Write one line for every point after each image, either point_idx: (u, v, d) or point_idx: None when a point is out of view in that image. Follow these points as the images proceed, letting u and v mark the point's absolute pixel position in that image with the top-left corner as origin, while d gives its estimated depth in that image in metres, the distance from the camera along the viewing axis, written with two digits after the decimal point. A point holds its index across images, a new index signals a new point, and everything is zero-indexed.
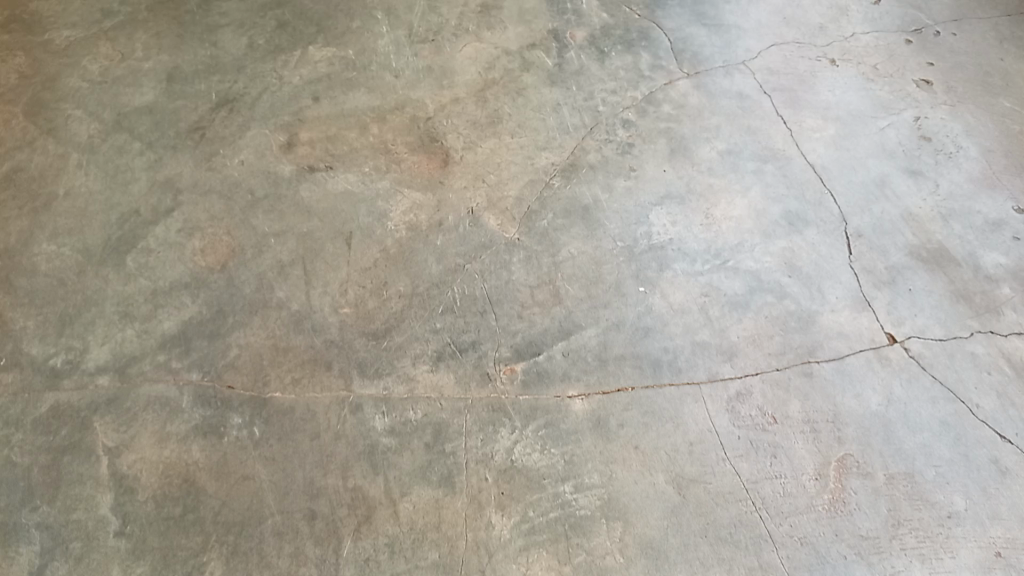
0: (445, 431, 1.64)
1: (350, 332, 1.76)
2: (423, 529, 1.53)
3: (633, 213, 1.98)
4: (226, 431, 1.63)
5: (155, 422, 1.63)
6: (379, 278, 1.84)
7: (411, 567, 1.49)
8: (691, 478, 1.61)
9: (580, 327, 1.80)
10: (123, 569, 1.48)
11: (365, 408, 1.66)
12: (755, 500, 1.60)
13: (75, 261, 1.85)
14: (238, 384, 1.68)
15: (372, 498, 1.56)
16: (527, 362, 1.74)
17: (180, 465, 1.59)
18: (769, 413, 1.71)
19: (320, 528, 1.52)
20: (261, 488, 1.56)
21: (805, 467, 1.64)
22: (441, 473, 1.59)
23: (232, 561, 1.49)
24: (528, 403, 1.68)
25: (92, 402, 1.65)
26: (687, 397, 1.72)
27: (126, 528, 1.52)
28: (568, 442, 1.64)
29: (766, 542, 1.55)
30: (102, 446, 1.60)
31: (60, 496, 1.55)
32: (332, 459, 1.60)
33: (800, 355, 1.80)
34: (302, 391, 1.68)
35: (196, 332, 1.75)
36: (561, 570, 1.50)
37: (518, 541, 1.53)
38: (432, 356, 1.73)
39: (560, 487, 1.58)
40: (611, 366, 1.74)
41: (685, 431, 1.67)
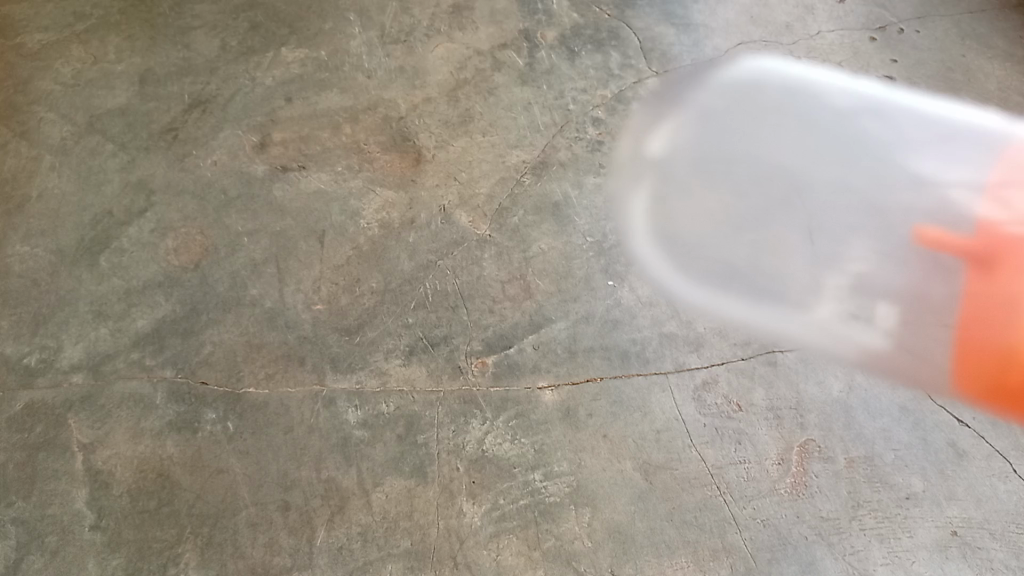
0: (417, 424, 1.66)
1: (324, 328, 1.78)
2: (396, 518, 1.57)
3: (603, 209, 2.02)
4: (200, 426, 1.65)
5: (130, 418, 1.66)
6: (352, 275, 1.87)
7: (384, 554, 1.54)
8: (658, 464, 1.66)
9: (551, 321, 1.83)
10: (99, 562, 1.52)
11: (339, 401, 1.69)
12: (719, 484, 1.65)
13: (48, 261, 1.87)
14: (213, 380, 1.70)
15: (346, 489, 1.59)
16: (497, 355, 1.77)
17: (154, 459, 1.61)
18: (735, 400, 1.75)
19: (294, 518, 1.56)
20: (236, 481, 1.60)
21: (768, 451, 1.69)
22: (414, 464, 1.62)
23: (208, 552, 1.53)
24: (499, 395, 1.71)
25: (67, 399, 1.67)
26: (654, 386, 1.75)
27: (102, 522, 1.56)
28: (539, 432, 1.67)
29: (729, 524, 1.61)
30: (77, 442, 1.63)
31: (35, 491, 1.58)
32: (306, 452, 1.63)
33: (765, 344, 1.84)
34: (276, 386, 1.70)
35: (170, 330, 1.77)
36: (531, 555, 1.55)
37: (488, 528, 1.57)
38: (404, 351, 1.76)
39: (530, 476, 1.62)
40: (580, 358, 1.78)
41: (652, 419, 1.71)
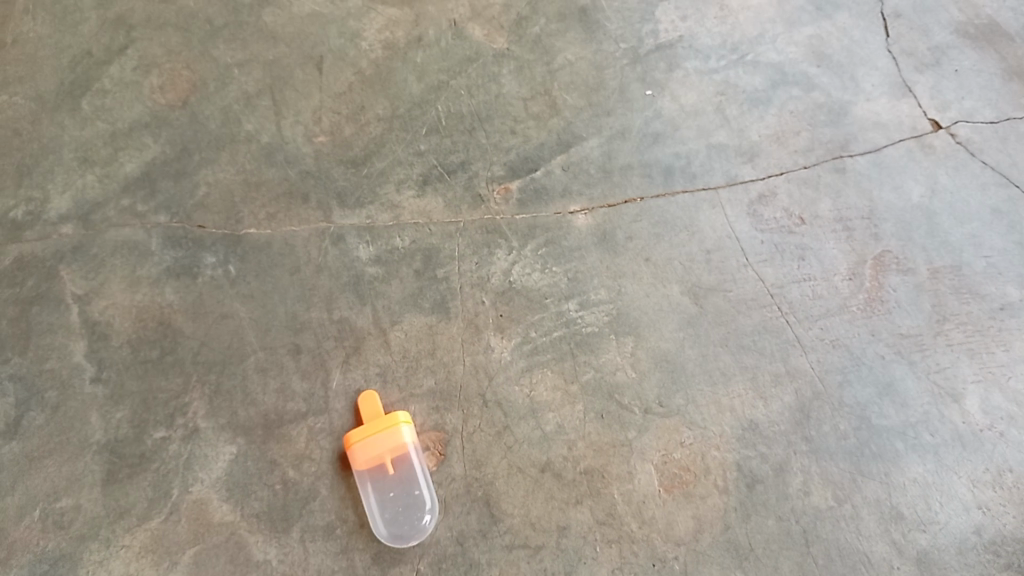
0: (436, 257, 1.48)
1: (327, 161, 1.60)
2: (418, 356, 1.40)
3: (638, 10, 1.73)
4: (200, 271, 1.49)
5: (125, 267, 1.50)
6: (354, 103, 1.66)
7: (407, 396, 1.37)
8: (709, 287, 1.45)
9: (581, 139, 1.60)
10: (103, 416, 1.36)
11: (348, 238, 1.51)
12: (782, 306, 1.43)
13: (29, 109, 1.66)
14: (211, 223, 1.54)
15: (361, 328, 1.42)
16: (522, 180, 1.56)
17: (153, 308, 1.46)
18: (796, 213, 1.51)
19: (307, 361, 1.40)
20: (241, 326, 1.44)
21: (837, 266, 1.47)
22: (435, 299, 1.45)
23: (216, 400, 1.37)
24: (526, 223, 1.51)
25: (58, 251, 1.52)
26: (703, 203, 1.52)
27: (103, 374, 1.40)
28: (572, 259, 1.48)
29: (794, 347, 1.40)
30: (71, 294, 1.47)
31: (31, 346, 1.42)
32: (315, 292, 1.46)
33: (830, 151, 1.57)
34: (278, 226, 1.52)
35: (161, 173, 1.60)
36: (568, 390, 1.38)
37: (520, 363, 1.39)
38: (418, 181, 1.57)
39: (564, 306, 1.44)
40: (617, 177, 1.55)
41: (701, 239, 1.49)
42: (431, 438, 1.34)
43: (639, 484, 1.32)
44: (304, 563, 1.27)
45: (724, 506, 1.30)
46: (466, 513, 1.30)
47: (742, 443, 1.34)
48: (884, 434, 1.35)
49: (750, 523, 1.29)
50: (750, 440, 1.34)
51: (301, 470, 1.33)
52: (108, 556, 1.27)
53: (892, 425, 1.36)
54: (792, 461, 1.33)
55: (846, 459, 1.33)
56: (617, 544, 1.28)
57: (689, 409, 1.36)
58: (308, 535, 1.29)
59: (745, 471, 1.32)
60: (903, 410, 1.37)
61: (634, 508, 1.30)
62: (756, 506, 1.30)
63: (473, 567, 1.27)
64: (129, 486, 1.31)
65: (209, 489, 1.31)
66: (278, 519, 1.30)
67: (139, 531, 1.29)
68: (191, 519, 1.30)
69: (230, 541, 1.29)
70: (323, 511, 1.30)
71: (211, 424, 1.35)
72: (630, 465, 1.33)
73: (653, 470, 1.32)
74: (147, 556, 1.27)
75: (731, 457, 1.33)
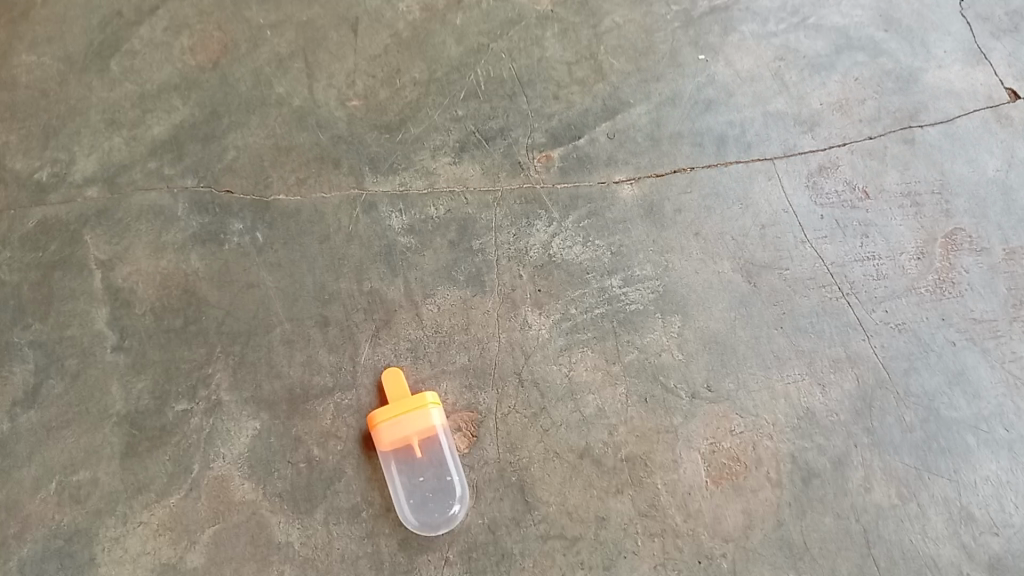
0: (472, 227, 1.40)
1: (361, 126, 1.48)
2: (451, 331, 1.33)
3: None
4: (226, 239, 1.41)
5: (150, 233, 1.42)
6: (390, 65, 1.52)
7: (438, 372, 1.30)
8: (763, 265, 1.35)
9: (628, 105, 1.48)
10: (123, 386, 1.31)
11: (380, 206, 1.42)
12: (842, 286, 1.33)
13: (56, 70, 1.53)
14: (239, 188, 1.45)
15: (392, 301, 1.35)
16: (565, 148, 1.45)
17: (177, 276, 1.39)
18: (860, 186, 1.41)
19: (335, 334, 1.33)
20: (268, 296, 1.37)
21: (904, 245, 1.36)
22: (469, 272, 1.37)
23: (240, 373, 1.31)
24: (568, 192, 1.42)
25: (82, 215, 1.43)
26: (758, 175, 1.42)
27: (125, 343, 1.34)
28: (615, 232, 1.38)
29: (855, 330, 1.30)
30: (94, 260, 1.40)
31: (52, 312, 1.37)
32: (345, 262, 1.38)
33: (898, 120, 1.45)
34: (308, 192, 1.44)
35: (189, 137, 1.49)
36: (610, 370, 1.29)
37: (559, 341, 1.31)
38: (454, 148, 1.46)
39: (607, 282, 1.35)
40: (665, 146, 1.44)
41: (755, 213, 1.39)
42: (462, 419, 1.27)
43: (684, 474, 1.23)
44: (327, 547, 1.22)
45: (777, 500, 1.22)
46: (498, 499, 1.23)
47: (797, 433, 1.24)
48: (954, 427, 1.25)
49: (805, 519, 1.21)
50: (806, 429, 1.25)
51: (327, 448, 1.26)
52: (124, 533, 1.23)
53: (963, 418, 1.26)
54: (852, 454, 1.24)
55: (911, 454, 1.24)
56: (660, 538, 1.21)
57: (739, 395, 1.27)
58: (333, 517, 1.23)
59: (800, 463, 1.23)
60: (975, 402, 1.27)
61: (679, 500, 1.22)
62: (812, 502, 1.22)
63: (505, 557, 1.21)
64: (148, 460, 1.26)
65: (230, 466, 1.26)
66: (301, 499, 1.24)
67: (157, 507, 1.24)
68: (211, 496, 1.24)
69: (251, 520, 1.23)
70: (349, 492, 1.24)
71: (234, 397, 1.29)
72: (675, 453, 1.24)
73: (700, 460, 1.24)
74: (165, 534, 1.23)
75: (785, 447, 1.24)
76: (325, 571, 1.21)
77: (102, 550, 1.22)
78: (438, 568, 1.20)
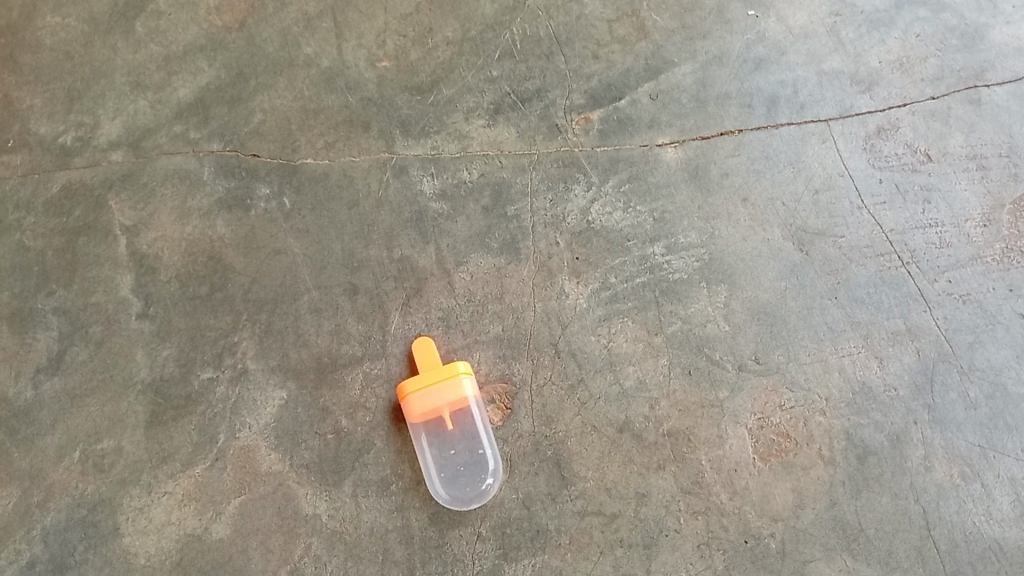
0: (507, 192, 1.33)
1: (391, 88, 1.40)
2: (484, 300, 1.27)
3: None
4: (253, 204, 1.34)
5: (175, 199, 1.34)
6: (423, 24, 1.43)
7: (471, 342, 1.25)
8: (816, 232, 1.28)
9: (673, 64, 1.39)
10: (148, 353, 1.26)
11: (411, 170, 1.35)
12: (902, 255, 1.26)
13: (80, 31, 1.41)
14: (265, 152, 1.37)
15: (423, 269, 1.30)
16: (605, 110, 1.37)
17: (203, 242, 1.32)
18: (921, 149, 1.33)
19: (363, 303, 1.28)
20: (296, 263, 1.31)
21: (969, 212, 1.29)
22: (504, 239, 1.31)
23: (266, 341, 1.26)
24: (608, 156, 1.35)
25: (106, 180, 1.34)
26: (812, 137, 1.34)
27: (149, 310, 1.28)
28: (659, 197, 1.32)
29: (916, 302, 1.24)
30: (118, 226, 1.32)
31: (76, 279, 1.30)
32: (375, 229, 1.32)
33: (963, 80, 1.37)
34: (337, 156, 1.36)
35: (215, 99, 1.39)
36: (651, 342, 1.23)
37: (598, 311, 1.25)
38: (489, 110, 1.38)
39: (648, 250, 1.28)
40: (712, 108, 1.37)
41: (808, 177, 1.32)
42: (496, 390, 1.21)
43: (730, 450, 1.18)
44: (356, 520, 1.17)
45: (830, 479, 1.16)
46: (533, 473, 1.18)
47: (852, 409, 1.19)
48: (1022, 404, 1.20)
49: (860, 499, 1.16)
50: (862, 405, 1.19)
51: (355, 419, 1.22)
52: (149, 503, 1.19)
53: None
54: (911, 432, 1.18)
55: (975, 431, 1.18)
56: (705, 516, 1.15)
57: (790, 368, 1.20)
58: (361, 490, 1.18)
59: (855, 440, 1.18)
60: None
61: (725, 477, 1.17)
62: (868, 481, 1.16)
63: (540, 533, 1.16)
64: (173, 429, 1.22)
65: (256, 436, 1.22)
66: (329, 471, 1.19)
67: (182, 477, 1.20)
68: (238, 467, 1.20)
69: (277, 492, 1.19)
70: (378, 465, 1.19)
71: (261, 366, 1.25)
72: (720, 428, 1.18)
73: (747, 436, 1.18)
74: (190, 504, 1.19)
75: (839, 424, 1.18)
76: (353, 544, 1.17)
77: (127, 520, 1.19)
78: (470, 543, 1.16)
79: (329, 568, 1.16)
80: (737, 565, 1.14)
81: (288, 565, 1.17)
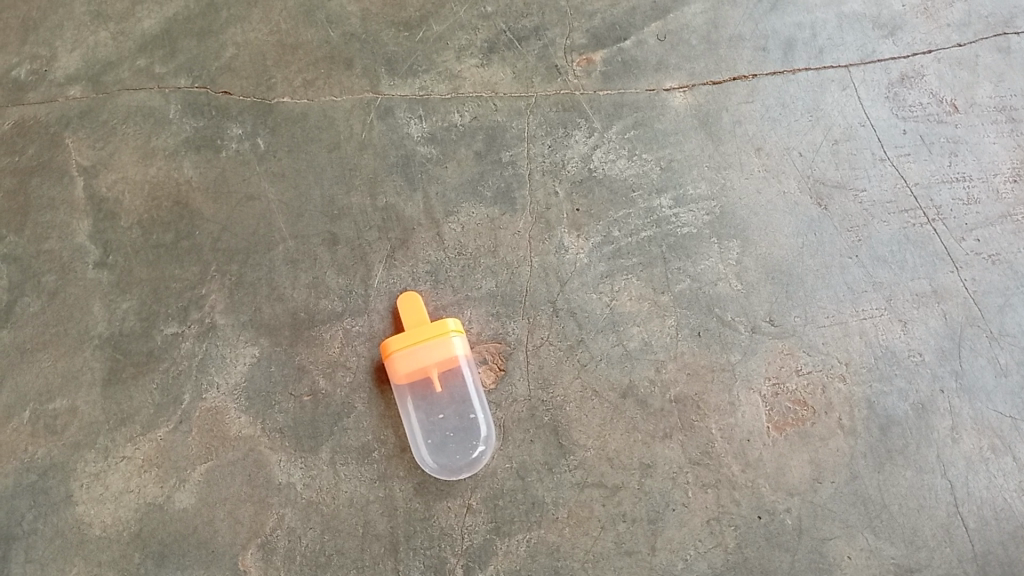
0: (502, 137, 1.22)
1: (376, 22, 1.27)
2: (476, 253, 1.16)
3: None
4: (224, 145, 1.21)
5: (139, 138, 1.21)
6: None
7: (462, 298, 1.15)
8: (835, 185, 1.19)
9: (682, 3, 1.27)
10: (106, 306, 1.15)
11: (397, 112, 1.23)
12: (927, 211, 1.18)
13: None
14: (237, 89, 1.23)
15: (410, 218, 1.18)
16: (608, 51, 1.26)
17: (169, 185, 1.20)
18: (947, 99, 1.23)
19: (344, 255, 1.17)
20: (270, 210, 1.19)
21: (998, 166, 1.20)
22: (498, 188, 1.19)
23: (237, 295, 1.15)
24: (611, 100, 1.23)
25: (63, 116, 1.21)
26: (831, 83, 1.24)
27: (109, 259, 1.16)
28: (667, 144, 1.21)
29: (943, 261, 1.15)
30: (76, 166, 1.20)
31: (28, 223, 1.17)
32: (356, 174, 1.21)
33: (990, 26, 1.27)
34: (316, 96, 1.24)
35: (183, 31, 1.25)
36: (657, 300, 1.14)
37: (600, 267, 1.15)
38: (483, 49, 1.26)
39: (655, 202, 1.18)
40: (724, 50, 1.25)
41: (827, 126, 1.22)
42: (488, 350, 1.12)
43: (742, 419, 1.09)
44: (334, 490, 1.08)
45: (850, 450, 1.08)
46: (529, 441, 1.09)
47: (874, 376, 1.11)
48: None
49: (882, 473, 1.08)
50: (885, 372, 1.11)
51: (334, 380, 1.11)
52: (105, 468, 1.09)
53: None
54: (937, 400, 1.10)
55: (1006, 401, 1.10)
56: (714, 489, 1.07)
57: (808, 330, 1.12)
58: (340, 457, 1.09)
59: (878, 410, 1.10)
60: None
61: (737, 448, 1.08)
62: (891, 453, 1.08)
63: (536, 506, 1.07)
64: (133, 388, 1.12)
65: (225, 397, 1.11)
66: (304, 436, 1.09)
67: (143, 441, 1.10)
68: (204, 430, 1.10)
69: (248, 458, 1.09)
70: (358, 430, 1.10)
71: (231, 321, 1.14)
72: (732, 394, 1.10)
73: (760, 404, 1.10)
74: (151, 470, 1.09)
75: (860, 392, 1.10)
76: (331, 516, 1.07)
77: (80, 487, 1.08)
78: (459, 516, 1.07)
79: (304, 542, 1.07)
80: (750, 543, 1.06)
81: (258, 538, 1.07)
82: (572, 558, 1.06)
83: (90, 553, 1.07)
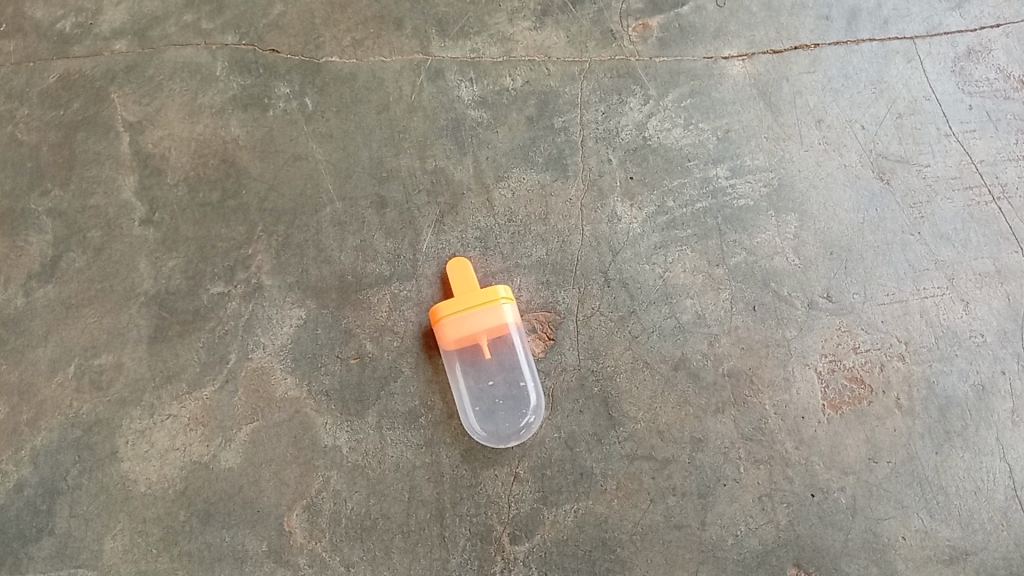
0: (554, 102, 1.19)
1: None
2: (526, 220, 1.14)
3: None
4: (270, 104, 1.19)
5: (185, 94, 1.19)
6: None
7: (511, 266, 1.13)
8: (897, 160, 1.16)
9: None
10: (152, 263, 1.14)
11: (447, 74, 1.20)
12: (993, 189, 1.15)
13: None
14: (285, 48, 1.21)
15: (459, 183, 1.16)
16: (664, 16, 1.22)
17: (215, 143, 1.18)
18: (1016, 75, 1.19)
19: (393, 218, 1.15)
20: (317, 171, 1.17)
21: None
22: (549, 154, 1.17)
23: (284, 256, 1.14)
24: (668, 68, 1.19)
25: (109, 70, 1.19)
26: (896, 56, 1.20)
27: (155, 216, 1.15)
28: (724, 114, 1.18)
29: (1008, 241, 1.13)
30: (121, 122, 1.18)
31: (73, 178, 1.16)
32: (405, 136, 1.18)
33: None
34: (365, 56, 1.21)
35: None
36: (712, 273, 1.12)
37: (653, 238, 1.13)
38: (535, 11, 1.23)
39: (712, 172, 1.15)
40: (785, 18, 1.21)
41: (890, 99, 1.18)
42: (538, 318, 1.10)
43: (797, 396, 1.08)
44: (380, 454, 1.07)
45: (907, 431, 1.07)
46: (578, 412, 1.07)
47: (934, 356, 1.09)
48: None
49: (940, 455, 1.06)
50: (946, 352, 1.09)
51: (381, 344, 1.10)
52: (151, 425, 1.08)
53: None
54: (998, 383, 1.08)
55: None
56: (767, 465, 1.06)
57: (866, 308, 1.10)
58: (387, 422, 1.08)
59: (937, 390, 1.08)
60: None
61: (791, 425, 1.07)
62: (950, 434, 1.07)
63: (584, 477, 1.06)
64: (179, 347, 1.11)
65: (271, 357, 1.10)
66: (350, 400, 1.08)
67: (189, 400, 1.09)
68: (251, 390, 1.09)
69: (294, 420, 1.08)
70: (405, 395, 1.08)
71: (278, 282, 1.13)
72: (787, 371, 1.08)
73: (816, 381, 1.08)
74: (197, 429, 1.08)
75: (919, 371, 1.08)
76: (376, 480, 1.06)
77: (126, 444, 1.08)
78: (506, 484, 1.06)
79: (350, 505, 1.06)
80: (802, 520, 1.04)
81: (304, 500, 1.06)
82: (620, 530, 1.05)
83: (136, 509, 1.07)
